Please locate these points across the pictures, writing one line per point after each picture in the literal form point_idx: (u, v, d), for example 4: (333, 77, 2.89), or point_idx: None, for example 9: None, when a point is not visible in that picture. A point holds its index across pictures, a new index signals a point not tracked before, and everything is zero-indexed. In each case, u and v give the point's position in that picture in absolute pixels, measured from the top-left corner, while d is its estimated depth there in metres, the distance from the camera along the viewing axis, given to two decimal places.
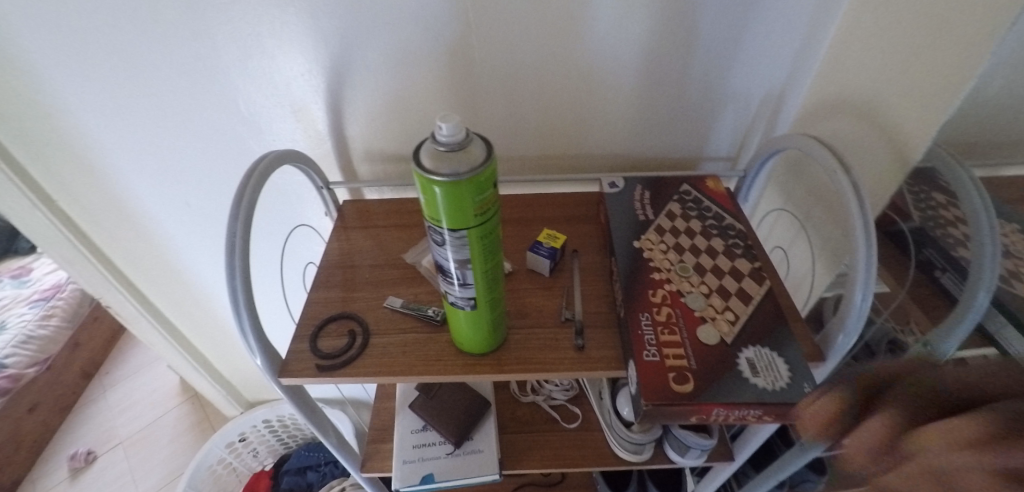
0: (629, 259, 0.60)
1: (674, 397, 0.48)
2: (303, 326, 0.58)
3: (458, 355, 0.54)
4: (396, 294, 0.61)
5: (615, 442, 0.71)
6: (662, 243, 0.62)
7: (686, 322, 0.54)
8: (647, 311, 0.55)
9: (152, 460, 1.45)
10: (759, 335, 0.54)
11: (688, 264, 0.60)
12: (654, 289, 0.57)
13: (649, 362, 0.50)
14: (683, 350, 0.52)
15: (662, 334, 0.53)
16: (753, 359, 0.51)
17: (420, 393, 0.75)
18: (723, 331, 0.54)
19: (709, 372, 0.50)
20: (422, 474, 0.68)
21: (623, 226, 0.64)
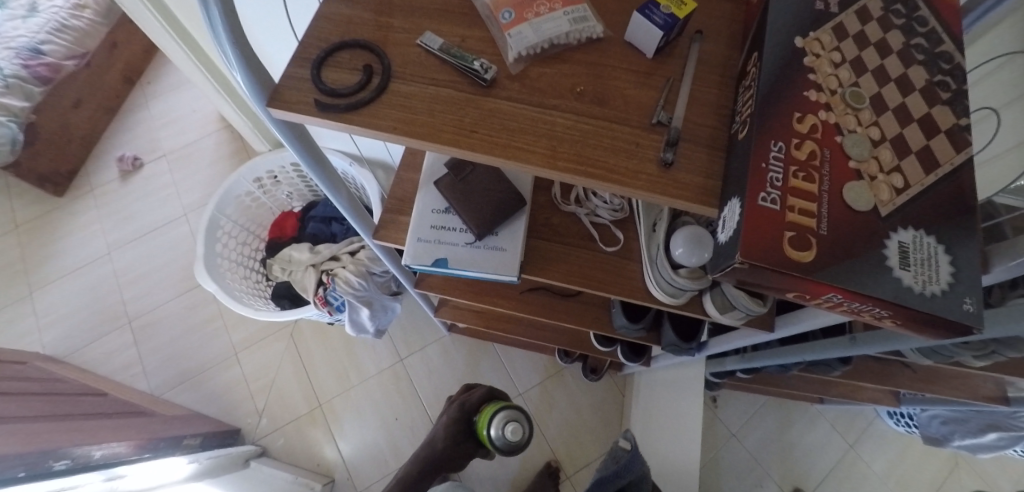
0: (777, 61, 0.39)
1: (782, 262, 0.34)
2: (307, 48, 0.43)
3: (502, 132, 0.40)
4: (434, 32, 0.43)
5: (652, 279, 0.62)
6: (837, 51, 0.40)
7: (832, 170, 0.37)
8: (782, 141, 0.37)
9: (194, 179, 1.49)
10: (930, 215, 0.36)
11: (865, 90, 0.40)
12: (803, 113, 0.38)
13: (762, 209, 0.35)
14: (815, 207, 0.35)
15: (794, 176, 0.36)
16: (908, 246, 0.35)
17: (450, 172, 0.64)
18: (882, 198, 0.36)
19: (841, 244, 0.35)
20: (436, 257, 0.62)
21: (788, 11, 0.41)
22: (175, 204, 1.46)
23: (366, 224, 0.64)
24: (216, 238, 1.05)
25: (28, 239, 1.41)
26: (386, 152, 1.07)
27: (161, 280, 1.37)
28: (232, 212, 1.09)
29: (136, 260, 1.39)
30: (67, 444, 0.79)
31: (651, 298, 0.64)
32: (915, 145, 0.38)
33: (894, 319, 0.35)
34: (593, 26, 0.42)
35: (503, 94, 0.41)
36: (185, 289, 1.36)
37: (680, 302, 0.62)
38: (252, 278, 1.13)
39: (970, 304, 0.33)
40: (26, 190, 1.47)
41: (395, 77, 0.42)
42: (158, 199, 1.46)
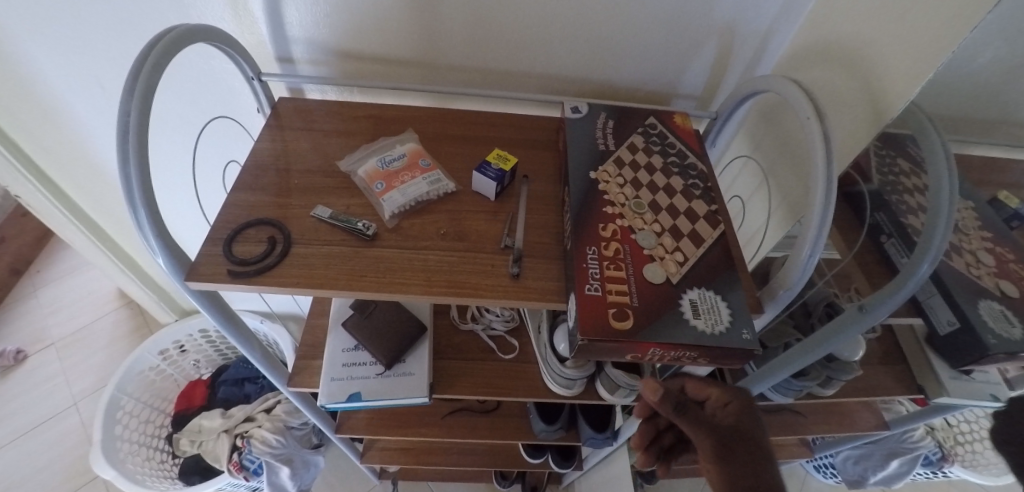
0: (581, 190, 0.56)
1: (611, 333, 0.45)
2: (218, 228, 0.53)
3: (388, 274, 0.50)
4: (325, 203, 0.55)
5: (548, 376, 0.71)
6: (619, 176, 0.58)
7: (632, 259, 0.51)
8: (594, 245, 0.51)
9: (85, 364, 1.39)
10: (708, 277, 0.51)
11: (645, 200, 0.56)
12: (604, 223, 0.53)
13: (590, 296, 0.47)
14: (626, 287, 0.49)
15: (606, 268, 0.49)
16: (696, 301, 0.49)
17: (355, 312, 0.72)
18: (671, 271, 0.51)
19: (652, 310, 0.47)
20: (350, 392, 0.67)
21: (580, 155, 0.59)
22: (62, 395, 1.33)
23: (282, 375, 0.68)
24: (116, 420, 0.98)
25: None
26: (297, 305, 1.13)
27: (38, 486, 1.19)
28: (136, 389, 1.04)
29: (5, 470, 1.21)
30: None
31: (553, 393, 0.72)
32: (687, 230, 0.55)
33: (707, 357, 0.47)
34: (447, 184, 0.57)
35: (386, 243, 0.52)
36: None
37: (575, 391, 0.71)
38: (157, 458, 1.04)
39: (747, 333, 0.47)
40: None
41: (295, 243, 0.52)
42: (40, 393, 1.33)
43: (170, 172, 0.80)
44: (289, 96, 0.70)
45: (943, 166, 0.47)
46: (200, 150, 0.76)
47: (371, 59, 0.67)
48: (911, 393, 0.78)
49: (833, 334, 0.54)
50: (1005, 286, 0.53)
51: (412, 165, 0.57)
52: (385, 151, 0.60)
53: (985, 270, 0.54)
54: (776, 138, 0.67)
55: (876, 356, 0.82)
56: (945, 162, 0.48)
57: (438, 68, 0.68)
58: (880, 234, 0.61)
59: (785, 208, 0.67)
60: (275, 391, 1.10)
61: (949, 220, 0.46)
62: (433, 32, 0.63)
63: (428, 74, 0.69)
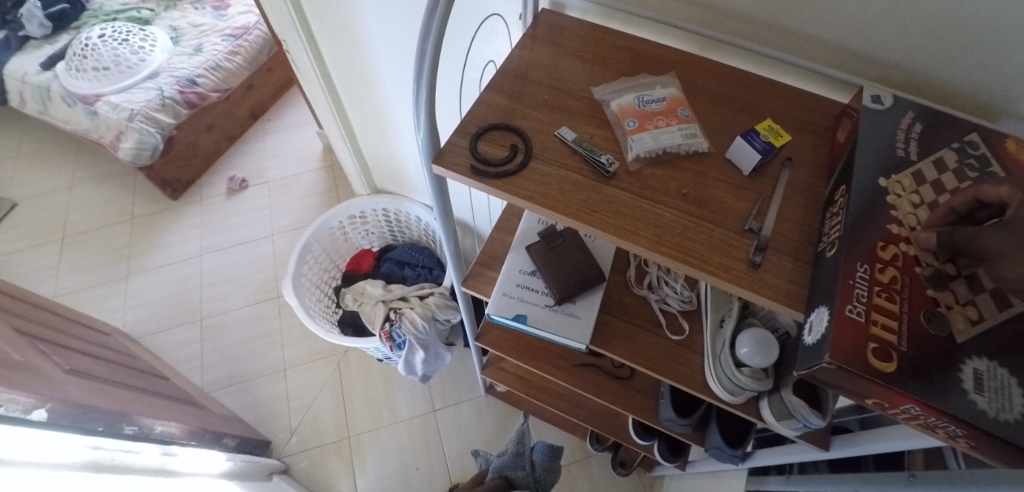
0: (863, 196, 0.46)
1: (866, 369, 0.38)
2: (468, 123, 0.55)
3: (617, 218, 0.48)
4: (570, 126, 0.54)
5: (713, 372, 0.66)
6: (917, 193, 0.47)
7: (912, 296, 0.42)
8: (867, 264, 0.43)
9: (286, 206, 1.67)
10: (1019, 350, 0.38)
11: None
12: (886, 243, 0.44)
13: (849, 319, 0.40)
14: (896, 324, 0.40)
15: (877, 295, 0.41)
16: (983, 373, 0.38)
17: (541, 240, 0.72)
18: (960, 326, 0.40)
19: (923, 362, 0.39)
20: (517, 312, 0.69)
21: (873, 154, 0.49)
22: (268, 225, 1.63)
23: (460, 271, 0.74)
24: (305, 260, 1.17)
25: (138, 231, 1.62)
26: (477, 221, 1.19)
27: (238, 288, 1.51)
28: (324, 240, 1.22)
29: (223, 267, 1.55)
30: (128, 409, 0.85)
31: (711, 394, 0.67)
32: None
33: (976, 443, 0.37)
34: (700, 142, 0.51)
35: (623, 185, 0.49)
36: (256, 300, 1.49)
37: (738, 400, 0.65)
38: (325, 303, 1.22)
39: None
40: (151, 190, 1.71)
41: (535, 157, 0.52)
42: (253, 218, 1.64)
43: None
44: (548, 9, 0.69)
45: None
46: (470, 52, 0.81)
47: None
48: None
49: None
50: None
51: (670, 112, 0.53)
52: (644, 89, 0.55)
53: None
54: None
55: None
56: None
57: (716, 12, 0.61)
58: None
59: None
60: (430, 282, 1.20)
61: None
62: None
63: (703, 15, 0.62)
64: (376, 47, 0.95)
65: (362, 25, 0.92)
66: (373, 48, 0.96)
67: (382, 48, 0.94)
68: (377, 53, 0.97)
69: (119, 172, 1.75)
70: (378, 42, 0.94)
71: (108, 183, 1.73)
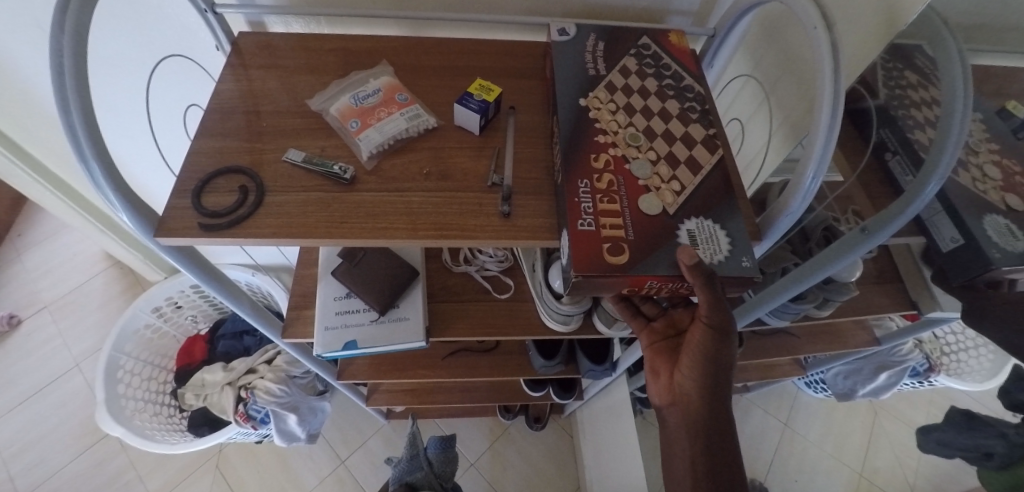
0: (569, 122, 0.52)
1: (607, 268, 0.43)
2: (184, 180, 0.49)
3: (368, 219, 0.47)
4: (298, 147, 0.52)
5: (544, 313, 0.71)
6: (611, 103, 0.54)
7: (628, 192, 0.49)
8: (586, 178, 0.48)
9: (82, 325, 1.39)
10: (704, 204, 0.48)
11: (639, 128, 0.53)
12: (597, 154, 0.50)
13: (583, 232, 0.45)
14: (620, 221, 0.46)
15: (600, 202, 0.47)
16: (693, 232, 0.47)
17: (343, 261, 0.70)
18: (668, 201, 0.48)
19: (648, 243, 0.45)
20: (345, 341, 0.66)
21: (570, 82, 0.55)
22: (63, 357, 1.34)
23: (275, 330, 0.68)
24: (117, 380, 0.99)
25: None
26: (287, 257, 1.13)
27: (53, 444, 1.23)
28: (132, 348, 1.05)
29: (23, 428, 1.24)
30: None
31: (550, 331, 0.72)
32: (683, 157, 0.52)
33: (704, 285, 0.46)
34: (426, 119, 0.53)
35: (364, 187, 0.49)
36: (85, 447, 1.23)
37: (572, 327, 0.71)
38: (165, 413, 1.06)
39: (747, 261, 0.45)
40: None
41: (269, 189, 0.49)
42: (41, 356, 1.34)
43: (132, 120, 0.75)
44: (248, 31, 0.64)
45: (956, 64, 0.44)
46: (155, 91, 0.69)
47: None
48: (903, 308, 0.79)
49: (837, 255, 0.52)
50: (1012, 199, 0.48)
51: (389, 101, 0.53)
52: (358, 87, 0.55)
53: (991, 184, 0.49)
54: (783, 50, 0.61)
55: (870, 275, 0.82)
56: (959, 66, 0.44)
57: None
58: (885, 152, 0.57)
59: (789, 128, 0.63)
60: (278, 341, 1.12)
61: (960, 129, 0.42)
62: None
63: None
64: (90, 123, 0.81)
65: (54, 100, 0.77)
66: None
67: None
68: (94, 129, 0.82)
69: None
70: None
71: None
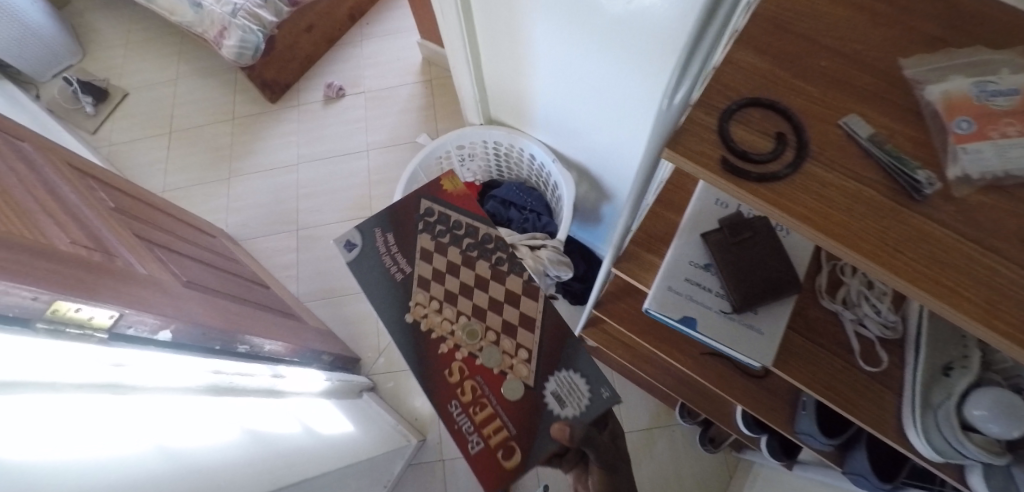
0: (398, 336, 0.68)
1: (509, 475, 0.59)
2: (713, 92, 0.36)
3: (926, 265, 0.30)
4: (864, 114, 0.34)
5: (912, 423, 0.52)
6: (430, 301, 0.70)
7: (489, 384, 0.65)
8: (454, 401, 0.64)
9: (383, 120, 1.59)
10: (556, 357, 0.66)
11: (469, 314, 0.69)
12: (450, 369, 0.66)
13: (478, 454, 0.60)
14: (501, 423, 0.62)
15: (473, 415, 0.63)
16: (558, 391, 0.64)
17: (724, 229, 0.57)
18: (523, 375, 0.65)
19: (527, 431, 0.62)
20: (683, 314, 0.57)
21: (393, 304, 0.70)
22: (362, 139, 1.57)
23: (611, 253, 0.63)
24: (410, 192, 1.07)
25: (238, 132, 1.60)
26: (598, 162, 1.03)
27: (333, 202, 1.50)
28: (429, 169, 1.11)
29: (321, 177, 1.54)
30: (235, 329, 0.81)
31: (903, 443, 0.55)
32: (511, 320, 0.68)
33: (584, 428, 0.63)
34: None
35: (939, 214, 0.31)
36: (349, 218, 1.48)
37: (939, 459, 0.52)
38: None
39: (606, 392, 0.63)
40: (249, 89, 1.66)
41: (809, 154, 0.34)
42: (350, 129, 1.59)
43: None
44: None
45: None
46: None
47: None
48: None
49: None
50: None
51: None
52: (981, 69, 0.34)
53: None
54: None
55: None
56: None
57: None
58: None
59: None
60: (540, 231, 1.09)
61: None
62: None
63: None
64: (589, 77, 0.80)
65: (576, 47, 0.75)
66: (580, 73, 0.80)
67: (596, 79, 0.79)
68: (586, 84, 0.82)
69: (217, 69, 1.69)
70: (592, 68, 0.77)
71: (208, 78, 1.68)
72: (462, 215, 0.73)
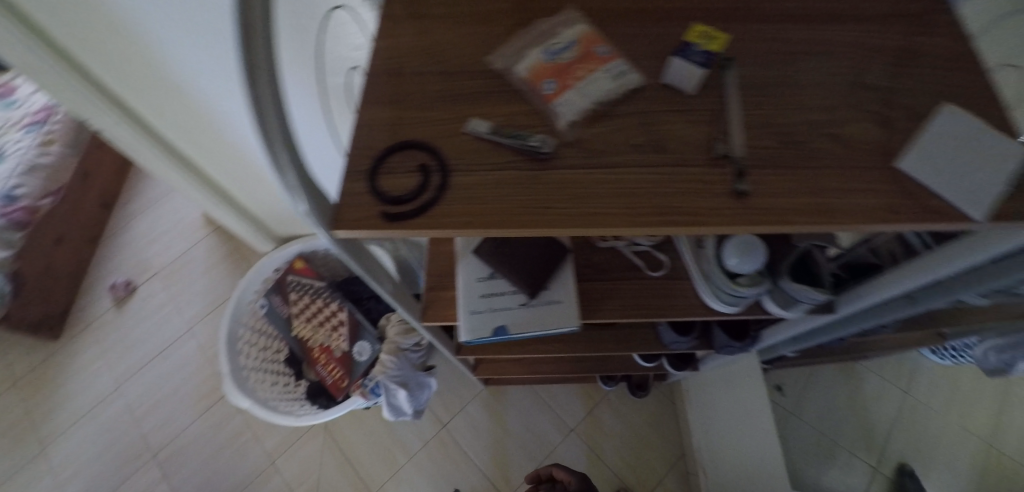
0: (297, 345, 1.06)
1: (344, 389, 1.00)
2: (356, 157, 0.43)
3: (574, 202, 0.40)
4: (480, 114, 0.43)
5: (708, 292, 0.64)
6: (304, 323, 1.06)
7: (331, 355, 1.03)
8: (318, 365, 1.04)
9: (190, 289, 1.46)
10: (352, 333, 1.02)
11: (318, 323, 1.06)
12: (314, 352, 1.05)
13: (330, 383, 1.02)
14: (337, 368, 1.01)
15: (327, 369, 1.02)
16: (356, 351, 1.01)
17: (487, 238, 0.65)
18: (342, 345, 1.03)
19: (350, 369, 1.01)
20: (495, 326, 0.62)
21: (282, 330, 1.06)
22: (178, 320, 1.42)
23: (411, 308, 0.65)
24: (238, 350, 1.00)
25: (27, 393, 1.34)
26: None
27: (177, 402, 1.32)
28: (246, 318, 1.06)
29: (149, 387, 1.34)
30: None
31: (711, 311, 0.66)
32: (339, 320, 1.04)
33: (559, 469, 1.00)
34: (633, 77, 0.43)
35: (563, 161, 0.41)
36: (204, 408, 1.31)
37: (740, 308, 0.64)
38: (282, 381, 1.05)
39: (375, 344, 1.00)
40: (18, 340, 1.40)
41: (453, 170, 0.42)
42: (159, 319, 1.42)
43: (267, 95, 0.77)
44: None
45: None
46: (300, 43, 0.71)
47: None
48: None
49: None
50: None
51: (589, 55, 0.43)
52: (545, 38, 0.44)
53: None
54: None
55: None
56: None
57: None
58: None
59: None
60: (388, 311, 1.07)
61: None
62: None
63: None
64: None
65: None
66: None
67: None
68: None
69: None
70: None
71: None
72: (307, 280, 1.06)
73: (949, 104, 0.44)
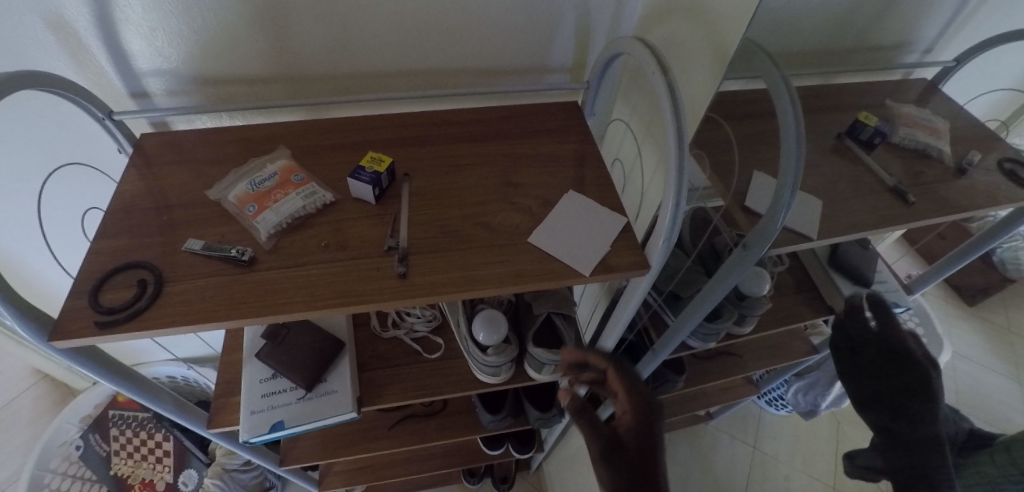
0: (113, 482, 1.03)
1: None
2: (82, 280, 0.49)
3: (267, 295, 0.49)
4: (198, 236, 0.53)
5: (474, 366, 0.73)
6: (123, 458, 1.04)
7: (153, 488, 1.04)
8: None
9: (5, 448, 1.30)
10: (179, 463, 1.05)
11: (140, 455, 1.05)
12: (134, 487, 1.03)
13: None
14: None
15: None
16: (183, 479, 1.05)
17: (268, 341, 0.71)
18: (168, 476, 1.05)
19: None
20: (273, 422, 0.66)
21: (96, 468, 1.02)
22: None
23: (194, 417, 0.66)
24: None
25: None
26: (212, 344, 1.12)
27: None
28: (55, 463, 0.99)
29: None
30: None
31: (484, 383, 0.75)
32: (166, 450, 1.05)
33: None
34: (323, 195, 0.56)
35: (264, 264, 0.51)
36: None
37: (501, 377, 0.74)
38: None
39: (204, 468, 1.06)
40: None
41: (169, 282, 0.50)
42: None
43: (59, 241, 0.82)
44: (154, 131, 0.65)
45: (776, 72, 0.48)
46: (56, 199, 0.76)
47: (266, 76, 0.63)
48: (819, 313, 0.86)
49: None
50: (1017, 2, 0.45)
51: (285, 182, 0.56)
52: (256, 173, 0.57)
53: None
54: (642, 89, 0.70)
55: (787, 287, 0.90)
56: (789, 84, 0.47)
57: (308, 82, 0.65)
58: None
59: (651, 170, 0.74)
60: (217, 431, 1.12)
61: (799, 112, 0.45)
62: (300, 65, 0.62)
63: (300, 89, 0.65)
64: None
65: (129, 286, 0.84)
66: None
67: None
68: None
69: None
70: None
71: None
72: (130, 411, 1.05)
73: (569, 193, 0.61)
